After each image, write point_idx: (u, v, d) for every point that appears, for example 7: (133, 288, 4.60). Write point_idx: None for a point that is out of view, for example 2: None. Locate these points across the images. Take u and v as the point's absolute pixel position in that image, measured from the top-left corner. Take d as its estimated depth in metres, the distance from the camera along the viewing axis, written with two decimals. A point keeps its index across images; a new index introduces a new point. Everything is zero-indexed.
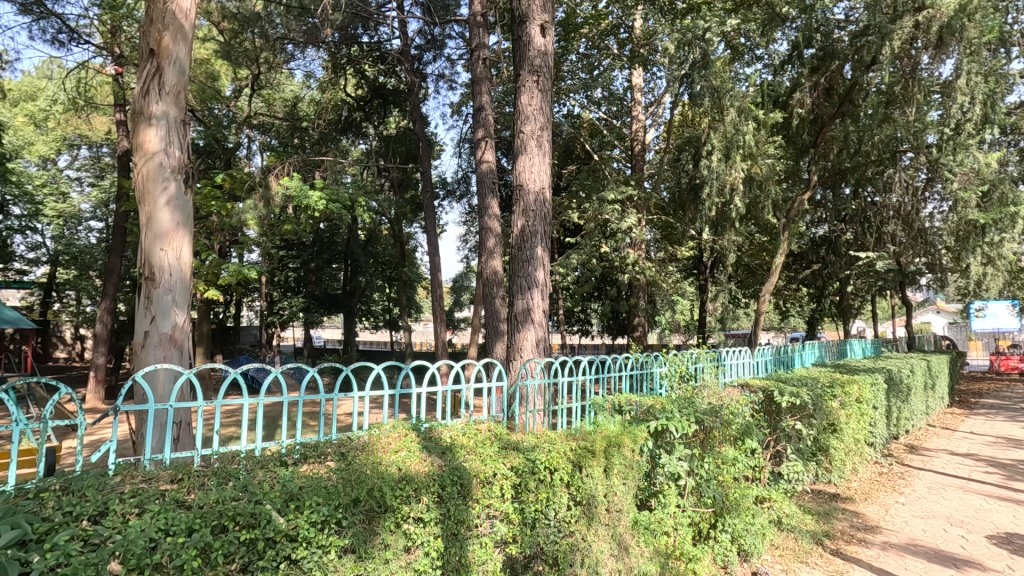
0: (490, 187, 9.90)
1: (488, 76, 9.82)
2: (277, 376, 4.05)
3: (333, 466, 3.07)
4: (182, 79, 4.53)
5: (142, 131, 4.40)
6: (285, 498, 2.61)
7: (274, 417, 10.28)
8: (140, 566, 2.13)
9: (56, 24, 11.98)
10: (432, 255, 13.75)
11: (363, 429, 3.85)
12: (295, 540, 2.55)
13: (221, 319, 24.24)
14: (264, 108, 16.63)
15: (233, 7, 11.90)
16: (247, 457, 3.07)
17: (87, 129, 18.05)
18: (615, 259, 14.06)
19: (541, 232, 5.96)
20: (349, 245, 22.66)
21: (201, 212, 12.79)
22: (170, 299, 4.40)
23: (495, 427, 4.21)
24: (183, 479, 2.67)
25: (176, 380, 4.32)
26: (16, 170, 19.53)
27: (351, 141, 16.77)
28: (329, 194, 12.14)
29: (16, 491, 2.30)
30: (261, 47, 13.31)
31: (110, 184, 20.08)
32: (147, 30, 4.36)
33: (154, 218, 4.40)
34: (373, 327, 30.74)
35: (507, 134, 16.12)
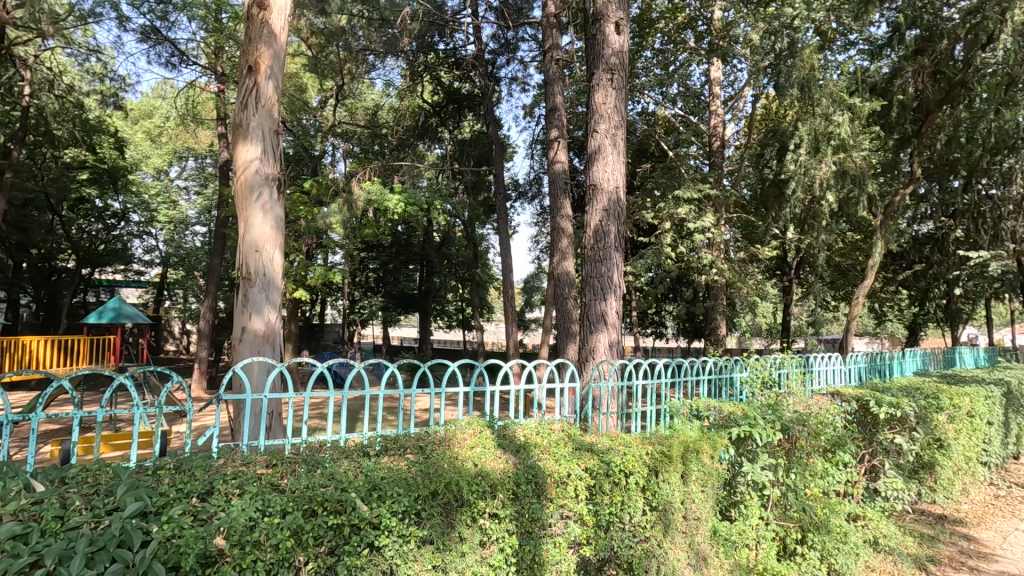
0: (562, 188, 9.72)
1: (561, 77, 9.80)
2: (361, 372, 4.23)
3: (412, 459, 3.18)
4: (276, 93, 4.87)
5: (241, 143, 4.77)
6: (368, 488, 2.73)
7: (355, 410, 10.81)
8: (241, 542, 2.30)
9: (169, 49, 13.25)
10: (505, 256, 13.89)
11: (440, 425, 3.96)
12: (378, 528, 2.67)
13: (308, 317, 25.79)
14: (348, 116, 17.52)
15: (320, 23, 12.62)
16: (333, 447, 3.26)
17: (193, 141, 19.80)
18: (692, 259, 13.60)
19: (615, 231, 5.87)
20: (425, 247, 23.41)
21: (291, 217, 13.72)
22: (264, 297, 4.74)
23: (569, 427, 4.21)
24: (277, 464, 2.86)
25: (268, 372, 4.64)
26: (136, 181, 21.70)
27: (428, 146, 17.27)
28: (408, 197, 12.69)
29: (138, 467, 2.57)
30: (345, 58, 14.06)
31: (213, 192, 21.85)
32: (247, 50, 4.73)
33: (251, 222, 4.75)
34: (447, 326, 31.47)
35: (581, 134, 16.02)
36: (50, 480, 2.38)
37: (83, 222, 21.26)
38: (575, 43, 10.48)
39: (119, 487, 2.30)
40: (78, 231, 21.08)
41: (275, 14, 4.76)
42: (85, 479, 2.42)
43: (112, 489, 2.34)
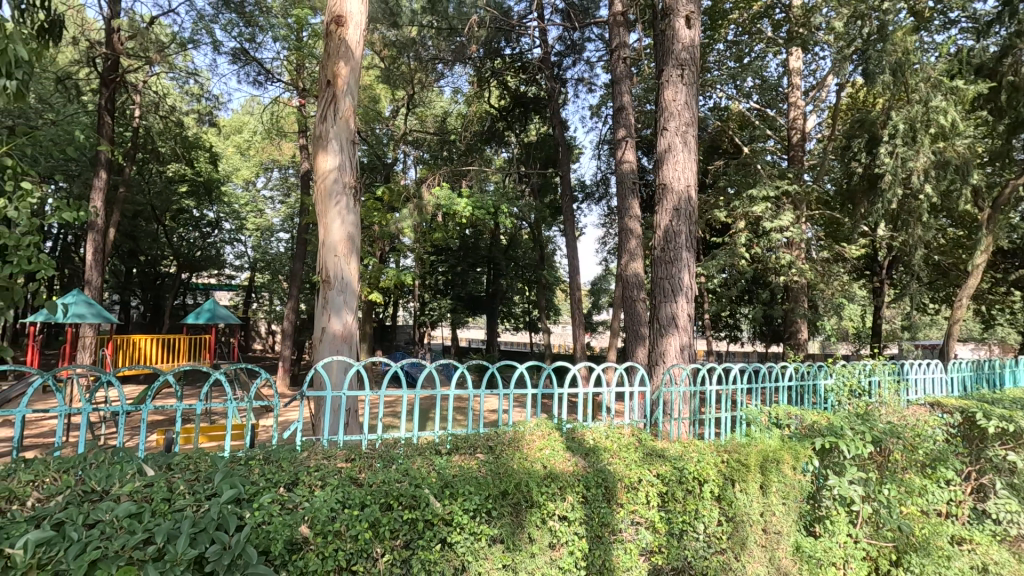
0: (630, 188, 9.53)
1: (629, 76, 9.66)
2: (432, 372, 4.35)
3: (482, 459, 3.24)
4: (352, 105, 5.11)
5: (321, 154, 5.04)
6: (441, 485, 2.81)
7: (425, 410, 11.11)
8: (324, 531, 2.42)
9: (256, 68, 14.23)
10: (571, 258, 13.82)
11: (508, 426, 3.99)
12: (450, 524, 2.74)
13: (381, 318, 26.82)
14: (418, 124, 18.06)
15: (392, 35, 13.10)
16: (407, 444, 3.37)
17: (278, 153, 21.12)
18: (769, 260, 12.95)
19: (686, 232, 5.69)
20: (492, 250, 23.72)
21: (365, 222, 14.33)
22: (341, 300, 4.99)
23: (639, 432, 4.12)
24: (355, 459, 3.00)
25: (346, 371, 4.87)
26: (227, 192, 23.41)
27: (495, 150, 17.48)
28: (475, 201, 12.93)
29: (233, 458, 2.77)
30: (416, 68, 14.54)
31: (295, 201, 23.19)
32: (326, 65, 5.00)
33: (329, 228, 5.01)
34: (514, 329, 31.69)
35: (649, 133, 15.66)
36: (157, 466, 2.61)
37: (183, 231, 23.29)
38: (643, 40, 10.27)
39: (216, 475, 2.48)
40: (178, 239, 23.14)
41: (352, 30, 5.00)
42: (187, 467, 2.64)
43: (210, 476, 2.53)
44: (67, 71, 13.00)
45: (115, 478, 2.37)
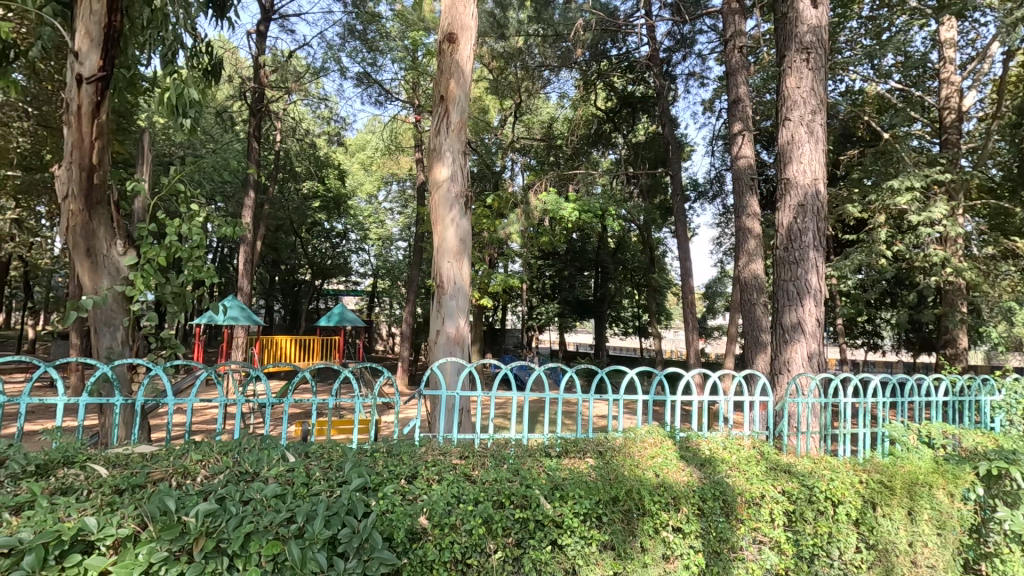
0: (748, 185, 8.96)
1: (746, 65, 9.10)
2: (540, 375, 4.39)
3: (592, 463, 3.23)
4: (463, 117, 5.34)
5: (436, 166, 5.32)
6: (550, 487, 2.85)
7: (534, 412, 11.27)
8: (441, 523, 2.53)
9: (377, 90, 15.38)
10: (683, 260, 13.27)
11: (618, 432, 3.94)
12: (560, 527, 2.75)
13: (491, 322, 27.61)
14: (525, 132, 18.36)
15: (500, 47, 13.58)
16: (518, 445, 3.46)
17: (396, 167, 22.56)
18: (915, 258, 11.49)
19: (813, 229, 5.23)
20: (600, 254, 23.45)
21: (475, 230, 14.88)
22: (454, 304, 5.21)
23: (761, 444, 3.87)
24: (469, 456, 3.14)
25: (459, 371, 5.08)
26: (353, 205, 25.42)
27: (602, 152, 17.30)
28: (582, 204, 12.92)
29: (360, 449, 3.02)
30: (522, 77, 14.85)
31: (412, 211, 24.61)
32: (439, 81, 5.27)
33: (443, 236, 5.27)
34: (623, 334, 31.02)
35: (769, 124, 14.61)
36: (298, 453, 2.92)
37: (316, 242, 25.73)
38: (761, 27, 9.61)
39: (347, 465, 2.72)
40: (312, 249, 25.61)
41: (463, 46, 5.23)
42: (322, 455, 2.93)
43: (341, 465, 2.78)
44: (224, 106, 14.94)
45: (263, 463, 2.69)
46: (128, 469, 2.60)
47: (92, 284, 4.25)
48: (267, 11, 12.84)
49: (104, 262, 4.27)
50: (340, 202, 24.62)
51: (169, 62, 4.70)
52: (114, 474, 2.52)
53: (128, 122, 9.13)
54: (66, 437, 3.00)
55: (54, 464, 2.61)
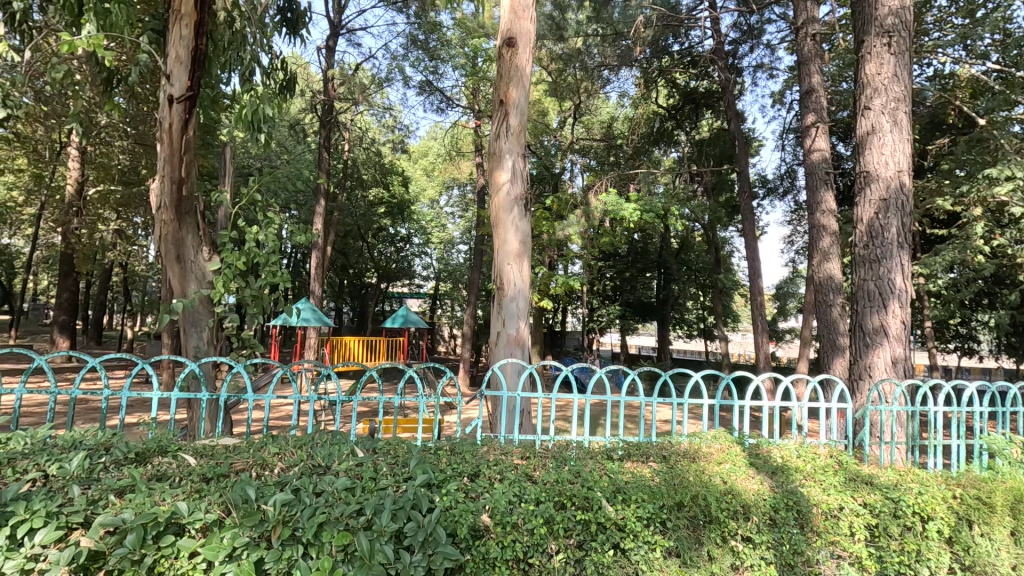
0: (822, 179, 8.45)
1: (819, 53, 8.64)
2: (601, 378, 4.33)
3: (656, 468, 3.17)
4: (522, 120, 5.37)
5: (496, 169, 5.38)
6: (613, 490, 2.82)
7: (596, 415, 11.16)
8: (503, 521, 2.55)
9: (439, 97, 15.77)
10: (751, 260, 12.73)
11: (682, 437, 3.84)
12: (623, 530, 2.70)
13: (551, 324, 27.58)
14: (585, 133, 18.22)
15: (560, 48, 13.77)
16: (578, 447, 3.45)
17: (457, 172, 22.96)
18: (1017, 255, 10.47)
19: (896, 225, 4.89)
20: (663, 254, 22.88)
21: (535, 232, 14.97)
22: (515, 306, 5.25)
23: (838, 453, 3.66)
24: (530, 457, 3.17)
25: (520, 373, 5.11)
26: (416, 210, 26.06)
27: (664, 151, 16.90)
28: (643, 204, 12.69)
29: (424, 447, 3.12)
30: (582, 77, 14.78)
31: (473, 215, 24.98)
32: (498, 86, 5.33)
33: (504, 238, 5.33)
34: (688, 337, 30.12)
35: (846, 115, 13.75)
36: (366, 448, 3.05)
37: (381, 247, 26.65)
38: (836, 12, 9.09)
39: (412, 461, 2.81)
40: (378, 254, 26.55)
41: (521, 51, 5.27)
42: (388, 451, 3.04)
43: (406, 461, 2.87)
44: (297, 119, 15.76)
45: (335, 457, 2.82)
46: (214, 459, 2.80)
47: (182, 288, 4.62)
48: (335, 27, 13.48)
49: (192, 267, 4.63)
50: (404, 207, 25.38)
51: (247, 80, 5.03)
52: (202, 463, 2.73)
53: (213, 137, 9.84)
54: (162, 427, 3.27)
55: (151, 452, 2.85)
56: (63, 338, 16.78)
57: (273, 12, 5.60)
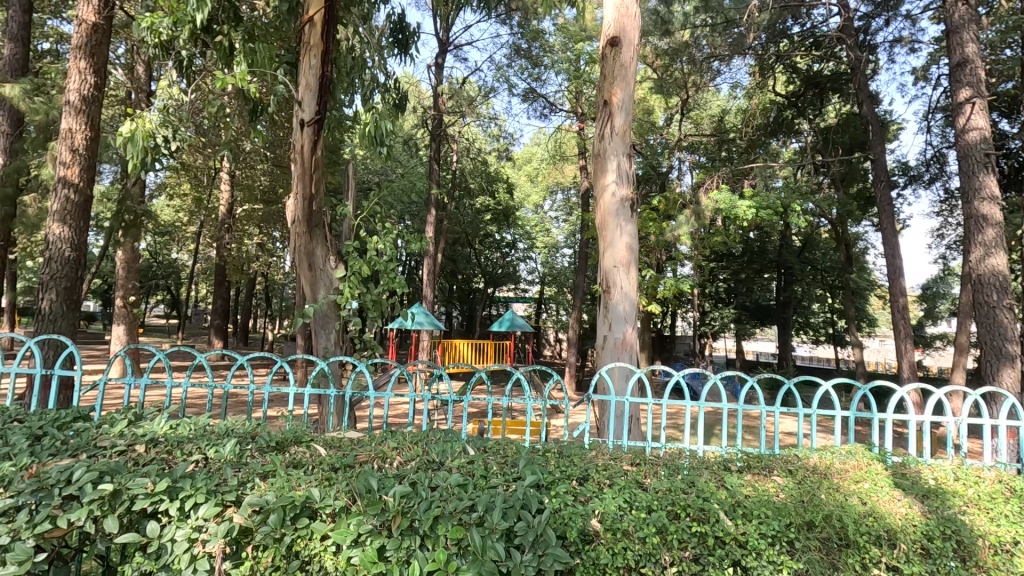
0: (980, 162, 7.32)
1: (973, 19, 7.55)
2: (716, 385, 4.10)
3: (782, 483, 2.94)
4: (627, 120, 5.26)
5: (601, 171, 5.30)
6: (731, 503, 2.66)
7: (711, 425, 10.62)
8: (614, 528, 2.47)
9: (543, 103, 15.94)
10: (889, 257, 11.40)
11: (810, 451, 3.52)
12: (744, 547, 2.50)
13: (660, 328, 26.62)
14: (693, 128, 17.43)
15: (666, 43, 13.38)
16: (692, 456, 3.28)
17: (561, 176, 23.00)
18: None
19: None
20: (783, 253, 21.21)
21: (641, 234, 14.61)
22: (622, 309, 5.14)
23: (1009, 480, 3.14)
24: (640, 463, 3.08)
25: (628, 379, 4.98)
26: (520, 216, 26.45)
27: (783, 142, 15.68)
28: (760, 201, 11.89)
29: (532, 448, 3.16)
30: (689, 71, 14.19)
31: (578, 219, 24.89)
32: (602, 88, 5.27)
33: (612, 241, 5.22)
34: (814, 343, 27.62)
35: (1011, 86, 11.86)
36: (477, 447, 3.15)
37: (487, 253, 27.43)
38: None
39: (521, 462, 2.84)
40: (485, 259, 27.35)
41: (625, 50, 5.17)
42: (498, 451, 3.12)
43: (516, 462, 2.92)
44: (409, 134, 16.73)
45: (448, 454, 2.94)
46: (341, 450, 3.05)
47: (313, 294, 5.08)
48: (443, 44, 14.14)
49: (321, 275, 5.07)
50: (509, 214, 25.89)
51: (368, 100, 5.43)
52: (331, 454, 2.98)
53: (337, 155, 10.77)
54: (298, 419, 3.62)
55: (288, 441, 3.16)
56: (218, 339, 19.16)
57: (387, 34, 6.00)
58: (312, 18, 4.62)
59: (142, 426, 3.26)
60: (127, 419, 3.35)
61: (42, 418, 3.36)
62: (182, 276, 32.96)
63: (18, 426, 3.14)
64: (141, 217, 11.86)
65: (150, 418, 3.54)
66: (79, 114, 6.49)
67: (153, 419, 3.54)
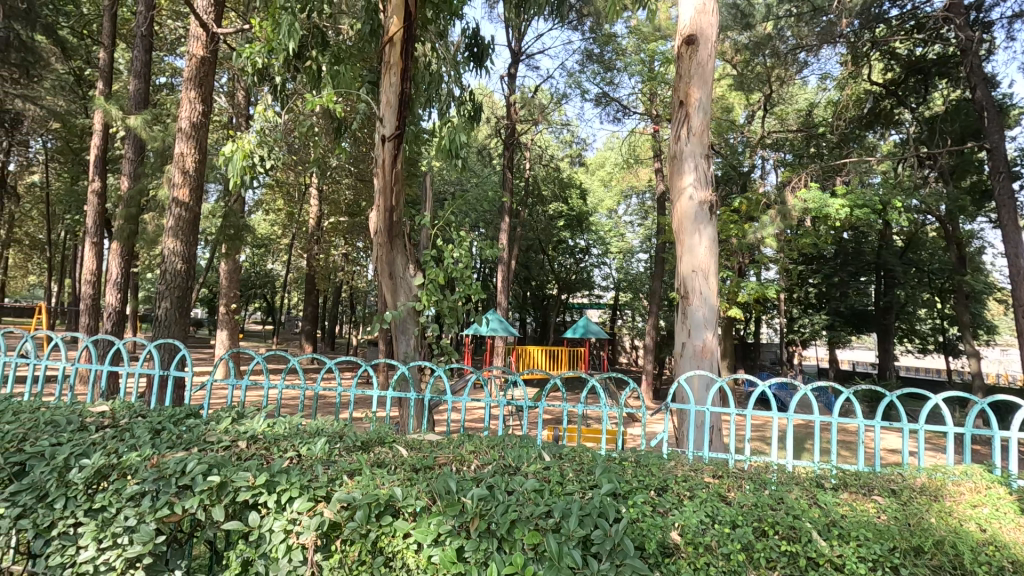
0: None
1: None
2: (807, 395, 3.85)
3: (883, 503, 2.72)
4: (706, 120, 5.09)
5: (678, 173, 5.15)
6: (826, 522, 2.49)
7: (802, 439, 9.99)
8: (696, 542, 2.37)
9: (616, 107, 15.75)
10: (1010, 257, 10.24)
11: (918, 470, 3.24)
12: (841, 571, 2.33)
13: (743, 335, 25.40)
14: (778, 124, 16.56)
15: (746, 38, 12.82)
16: (782, 471, 3.10)
17: (635, 180, 22.59)
18: None
19: None
20: (882, 254, 19.64)
21: (721, 237, 14.04)
22: (701, 315, 4.96)
23: None
24: (723, 476, 2.96)
25: (708, 388, 4.79)
26: (594, 222, 26.18)
27: (881, 134, 14.57)
28: (855, 199, 11.08)
29: (609, 456, 3.13)
30: (772, 65, 13.49)
31: (653, 223, 24.32)
32: (678, 86, 5.13)
33: (691, 247, 5.05)
34: (920, 352, 25.24)
35: None
36: (553, 454, 3.16)
37: (561, 259, 27.37)
38: None
39: (598, 471, 2.80)
40: (559, 265, 27.31)
41: (703, 46, 5.01)
42: (573, 458, 3.11)
43: (592, 469, 2.89)
44: (484, 144, 17.11)
45: (524, 459, 2.97)
46: (422, 452, 3.16)
47: (393, 301, 5.28)
48: (516, 54, 14.38)
49: (401, 283, 5.26)
50: (582, 219, 25.73)
51: (444, 113, 5.64)
52: (412, 455, 3.10)
53: (415, 167, 11.22)
54: (381, 420, 3.80)
55: (372, 442, 3.32)
56: (309, 344, 20.46)
57: (462, 49, 6.19)
58: (392, 39, 4.86)
59: (244, 423, 3.55)
60: (231, 416, 3.67)
61: (161, 414, 3.75)
62: (276, 285, 35.49)
63: (141, 421, 3.51)
64: (242, 231, 12.92)
65: (250, 416, 3.85)
66: (189, 140, 7.20)
67: (253, 417, 3.85)
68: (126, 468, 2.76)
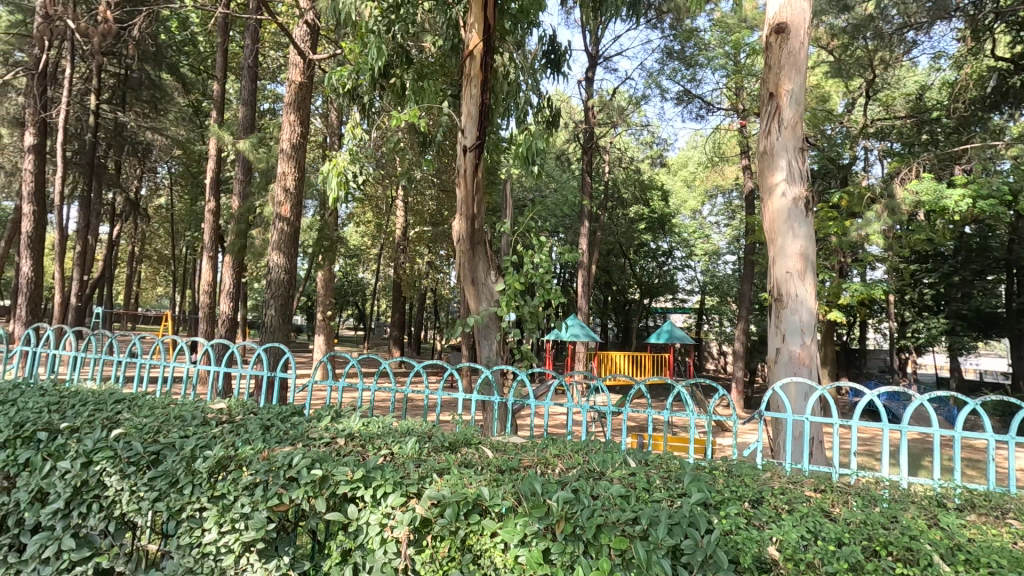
0: None
1: None
2: (923, 405, 3.48)
3: (1020, 528, 2.42)
4: (799, 110, 4.79)
5: (769, 169, 4.87)
6: (949, 545, 2.26)
7: (918, 454, 9.08)
8: (797, 560, 2.22)
9: (698, 103, 15.23)
10: None
11: None
12: None
13: (845, 340, 23.55)
14: (883, 111, 15.25)
15: (844, 20, 11.91)
16: (895, 488, 2.85)
17: (721, 179, 21.69)
18: None
19: None
20: (1013, 250, 17.62)
21: (819, 235, 13.11)
22: (797, 318, 4.67)
23: None
24: (826, 490, 2.77)
25: (807, 396, 4.49)
26: (677, 223, 25.43)
27: (1010, 114, 12.69)
28: (977, 188, 9.96)
29: (697, 464, 3.03)
30: (875, 48, 12.46)
31: (741, 222, 23.18)
32: (766, 78, 4.88)
33: (783, 247, 4.77)
34: None
35: None
36: (638, 460, 3.11)
37: (643, 262, 26.75)
38: None
39: (686, 478, 2.71)
40: (640, 269, 26.75)
41: (795, 33, 4.73)
42: (660, 464, 3.04)
43: (680, 477, 2.81)
44: (562, 150, 17.19)
45: (609, 464, 2.94)
46: (506, 454, 3.22)
47: (476, 306, 5.42)
48: (593, 58, 14.30)
49: (483, 288, 5.40)
50: (664, 221, 25.02)
51: (522, 120, 5.73)
52: (497, 456, 3.16)
53: (495, 176, 11.48)
54: (466, 423, 3.91)
55: (459, 443, 3.42)
56: (396, 348, 21.39)
57: (540, 56, 6.26)
58: (472, 52, 5.02)
59: (342, 422, 3.79)
60: (330, 415, 3.92)
61: (269, 412, 4.07)
62: (367, 292, 37.48)
63: (254, 418, 3.84)
64: (336, 242, 13.81)
65: (347, 415, 4.10)
66: (290, 159, 7.81)
67: (350, 416, 4.10)
68: (241, 460, 3.03)
